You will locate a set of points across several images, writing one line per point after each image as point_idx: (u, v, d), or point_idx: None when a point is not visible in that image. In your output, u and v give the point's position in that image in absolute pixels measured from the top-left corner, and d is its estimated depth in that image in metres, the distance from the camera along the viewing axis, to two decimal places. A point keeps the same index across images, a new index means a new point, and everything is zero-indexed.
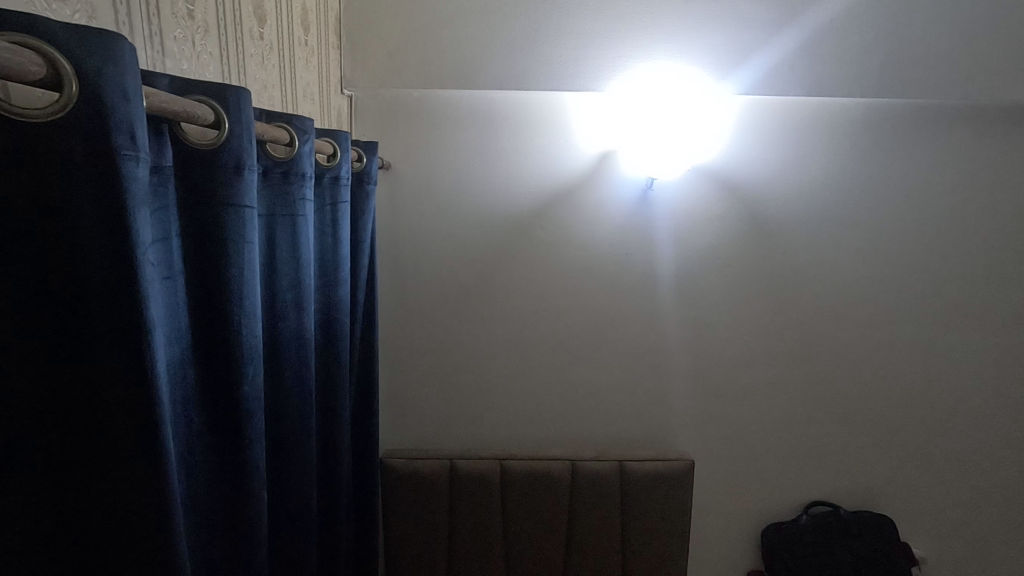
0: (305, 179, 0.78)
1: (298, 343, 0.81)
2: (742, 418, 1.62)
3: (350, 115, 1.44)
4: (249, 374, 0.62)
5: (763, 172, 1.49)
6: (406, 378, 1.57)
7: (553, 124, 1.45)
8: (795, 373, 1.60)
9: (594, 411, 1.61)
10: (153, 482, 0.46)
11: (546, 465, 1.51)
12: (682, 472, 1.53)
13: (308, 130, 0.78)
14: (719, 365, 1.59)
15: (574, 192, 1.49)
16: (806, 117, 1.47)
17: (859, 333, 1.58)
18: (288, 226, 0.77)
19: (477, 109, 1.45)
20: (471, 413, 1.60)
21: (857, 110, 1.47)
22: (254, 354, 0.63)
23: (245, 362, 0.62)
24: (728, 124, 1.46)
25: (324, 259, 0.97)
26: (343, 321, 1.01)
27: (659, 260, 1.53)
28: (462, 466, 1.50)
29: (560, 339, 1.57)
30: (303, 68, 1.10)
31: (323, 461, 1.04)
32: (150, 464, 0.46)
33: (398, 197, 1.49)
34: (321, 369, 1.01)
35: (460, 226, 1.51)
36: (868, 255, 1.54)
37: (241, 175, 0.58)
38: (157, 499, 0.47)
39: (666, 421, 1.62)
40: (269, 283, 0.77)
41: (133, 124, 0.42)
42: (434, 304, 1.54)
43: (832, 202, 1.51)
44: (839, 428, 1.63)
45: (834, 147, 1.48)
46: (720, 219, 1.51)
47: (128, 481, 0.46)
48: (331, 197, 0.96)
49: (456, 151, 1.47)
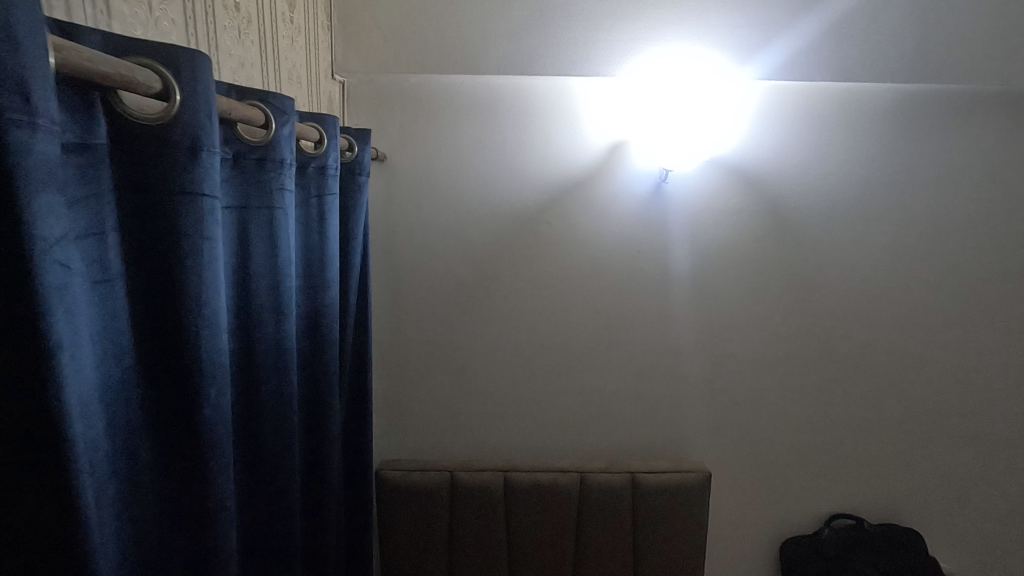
0: (285, 167, 0.68)
1: (277, 354, 0.71)
2: (761, 426, 1.52)
3: (341, 102, 1.34)
4: (212, 395, 0.52)
5: (784, 162, 1.39)
6: (403, 383, 1.48)
7: (560, 111, 1.35)
8: (818, 379, 1.50)
9: (604, 419, 1.51)
10: (67, 522, 0.38)
11: (552, 477, 1.42)
12: (698, 485, 1.43)
13: (287, 111, 0.68)
14: (736, 369, 1.50)
15: (583, 184, 1.39)
16: (830, 104, 1.37)
17: (885, 335, 1.48)
18: (264, 220, 0.67)
19: (478, 95, 1.35)
20: (472, 421, 1.50)
21: (886, 96, 1.37)
22: (219, 372, 0.53)
23: (207, 381, 0.52)
24: (747, 112, 1.36)
25: (309, 258, 0.88)
26: (335, 327, 0.92)
27: (672, 258, 1.43)
28: (462, 478, 1.41)
29: (567, 342, 1.47)
30: (288, 47, 1.00)
31: (308, 483, 0.95)
32: (65, 505, 0.38)
33: (394, 190, 1.39)
34: (306, 380, 0.91)
35: (459, 220, 1.41)
36: (895, 253, 1.44)
37: (199, 157, 0.48)
38: (72, 541, 0.38)
39: (680, 430, 1.52)
40: (241, 285, 0.67)
41: (27, 80, 0.33)
42: (432, 305, 1.44)
43: (859, 195, 1.42)
44: (864, 436, 1.53)
45: (860, 137, 1.39)
46: (738, 214, 1.41)
47: (38, 522, 0.38)
48: (317, 188, 0.86)
49: (456, 140, 1.37)
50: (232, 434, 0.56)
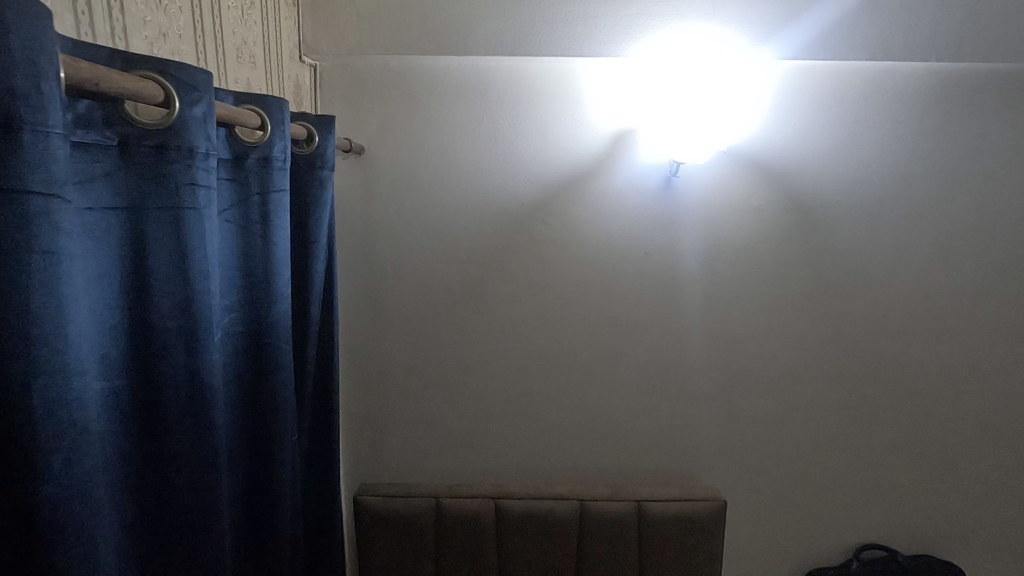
0: (195, 157, 0.54)
1: (190, 391, 0.57)
2: (782, 447, 1.37)
3: (313, 87, 1.20)
4: (48, 451, 0.41)
5: (811, 153, 1.23)
6: (385, 398, 1.34)
7: (558, 96, 1.20)
8: (846, 396, 1.35)
9: (607, 440, 1.37)
10: None
11: (548, 505, 1.28)
12: (711, 516, 1.28)
13: (200, 86, 0.54)
14: (754, 384, 1.34)
15: (583, 177, 1.24)
16: (866, 85, 1.21)
17: (923, 348, 1.32)
18: (166, 223, 0.53)
19: (466, 79, 1.20)
20: (461, 442, 1.36)
21: (927, 78, 1.20)
22: (60, 418, 0.41)
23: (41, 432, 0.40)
24: (768, 97, 1.20)
25: (250, 267, 0.75)
26: (287, 347, 0.78)
27: (683, 260, 1.28)
28: (449, 505, 1.28)
29: (565, 355, 1.33)
30: (236, 20, 0.87)
31: (249, 537, 0.80)
32: None
33: (373, 186, 1.25)
34: (251, 411, 0.78)
35: (446, 219, 1.26)
36: (936, 256, 1.28)
37: (14, 139, 0.36)
38: None
39: (692, 451, 1.37)
40: (138, 307, 0.53)
41: None
42: (416, 313, 1.31)
43: (895, 190, 1.25)
44: (898, 459, 1.37)
45: (897, 123, 1.22)
46: (757, 211, 1.26)
47: None
48: (258, 183, 0.73)
49: (441, 130, 1.22)
50: (87, 496, 0.44)
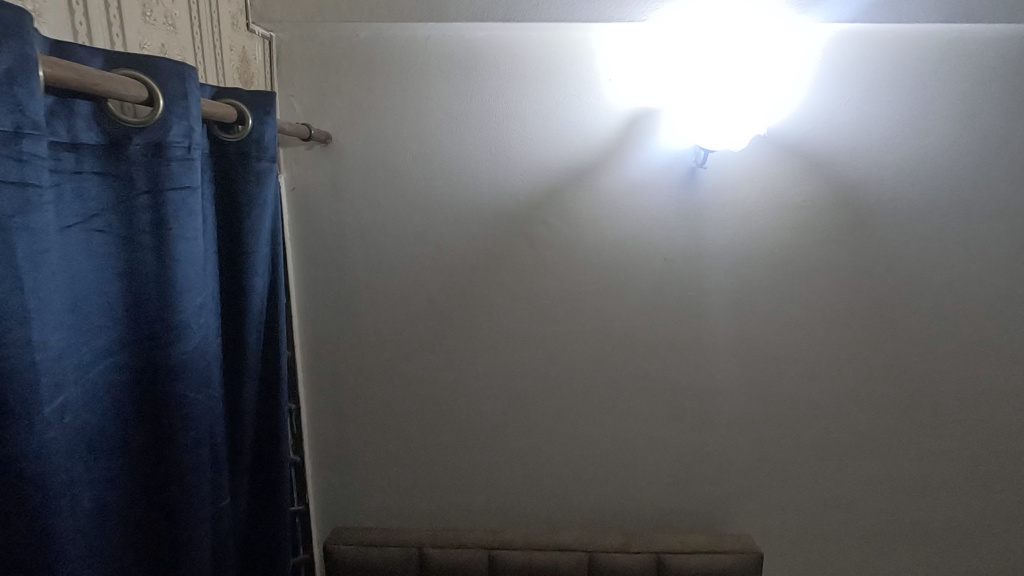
0: None
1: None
2: (825, 484, 1.17)
3: (267, 63, 1.01)
4: None
5: (864, 138, 1.02)
6: (360, 428, 1.16)
7: (558, 73, 1.00)
8: (903, 426, 1.14)
9: (619, 476, 1.17)
10: None
11: (551, 557, 1.10)
12: (743, 571, 1.09)
13: None
14: (793, 412, 1.14)
15: (589, 169, 1.04)
16: (932, 57, 0.99)
17: (997, 371, 1.11)
18: None
19: (452, 53, 1.00)
20: (449, 478, 1.17)
21: (1009, 47, 0.99)
22: None
23: None
24: (813, 70, 1.00)
25: (142, 291, 0.56)
26: (202, 396, 0.60)
27: (709, 267, 1.08)
28: (434, 556, 1.10)
29: (569, 378, 1.13)
30: None
31: None
32: None
33: (341, 179, 1.06)
34: (152, 480, 0.59)
35: (428, 219, 1.07)
36: (1015, 260, 1.07)
37: None
38: None
39: (718, 489, 1.17)
40: None
41: None
42: (394, 328, 1.11)
43: (964, 182, 1.04)
44: (963, 499, 1.16)
45: (970, 101, 1.01)
46: (799, 207, 1.05)
47: None
48: (148, 179, 0.53)
49: (422, 113, 1.02)
50: None
